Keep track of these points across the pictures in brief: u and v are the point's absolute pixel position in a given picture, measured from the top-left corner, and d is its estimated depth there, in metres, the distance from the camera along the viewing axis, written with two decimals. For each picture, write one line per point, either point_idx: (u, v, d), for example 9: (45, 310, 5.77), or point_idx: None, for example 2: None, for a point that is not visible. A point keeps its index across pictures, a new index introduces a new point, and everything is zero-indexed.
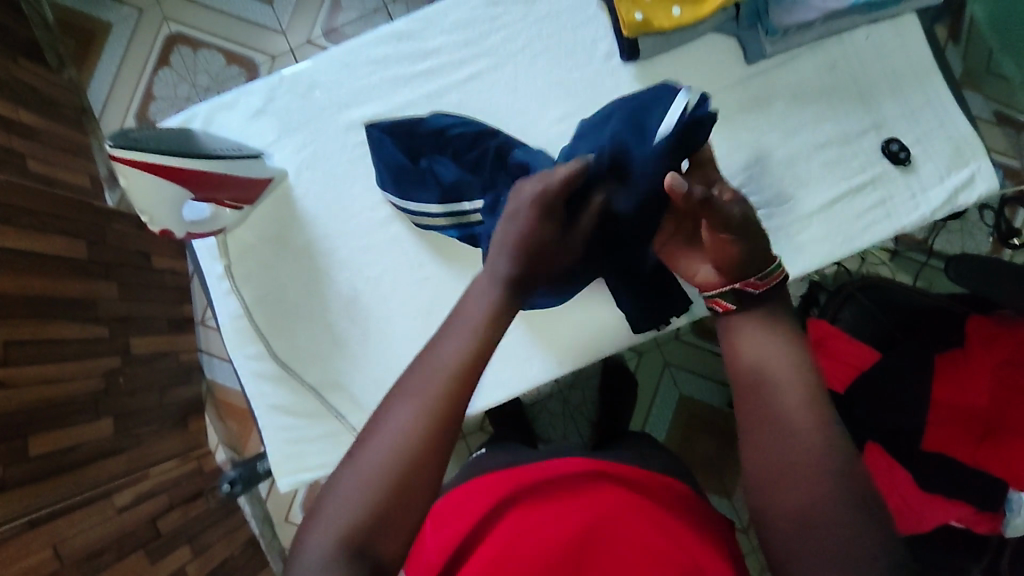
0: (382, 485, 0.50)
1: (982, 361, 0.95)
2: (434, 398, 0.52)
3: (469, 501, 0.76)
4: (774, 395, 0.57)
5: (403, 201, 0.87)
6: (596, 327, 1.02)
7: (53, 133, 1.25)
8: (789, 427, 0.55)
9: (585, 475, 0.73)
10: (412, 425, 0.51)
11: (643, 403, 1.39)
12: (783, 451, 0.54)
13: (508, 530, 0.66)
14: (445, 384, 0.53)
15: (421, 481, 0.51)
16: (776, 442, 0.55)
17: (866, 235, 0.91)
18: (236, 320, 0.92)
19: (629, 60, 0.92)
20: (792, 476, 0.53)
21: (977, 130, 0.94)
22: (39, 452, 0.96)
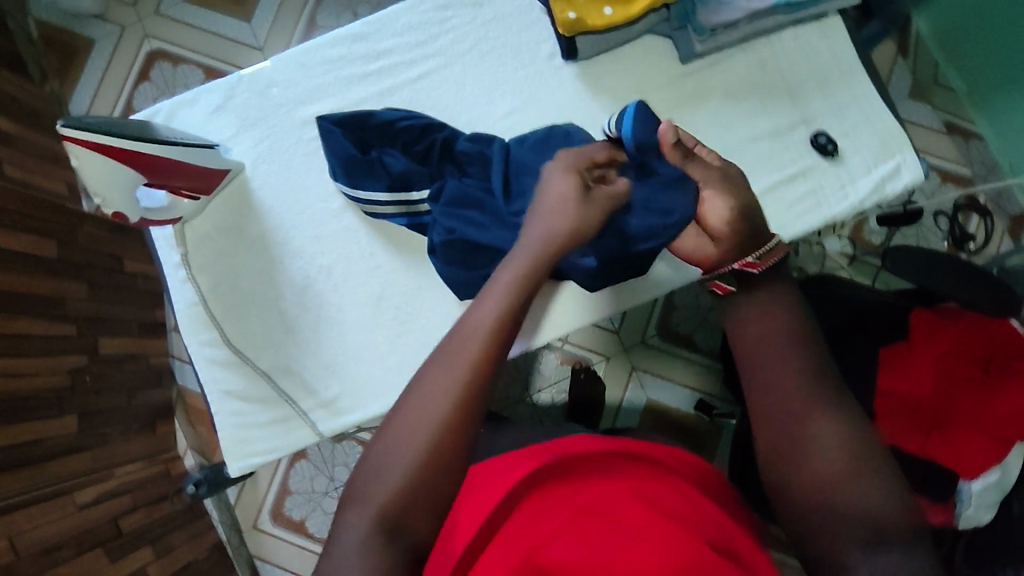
0: (416, 455, 0.55)
1: (926, 352, 0.98)
2: (460, 377, 0.57)
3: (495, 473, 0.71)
4: (805, 405, 0.62)
5: (351, 189, 0.89)
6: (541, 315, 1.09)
7: (28, 140, 1.28)
8: (811, 429, 0.61)
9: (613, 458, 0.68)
10: (441, 396, 0.56)
11: (611, 406, 1.40)
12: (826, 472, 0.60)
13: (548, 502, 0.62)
14: (476, 354, 0.58)
15: (454, 456, 0.56)
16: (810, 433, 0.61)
17: (799, 222, 0.93)
18: (191, 308, 0.94)
19: (569, 60, 0.95)
20: (826, 473, 0.59)
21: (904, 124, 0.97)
22: (2, 444, 0.97)
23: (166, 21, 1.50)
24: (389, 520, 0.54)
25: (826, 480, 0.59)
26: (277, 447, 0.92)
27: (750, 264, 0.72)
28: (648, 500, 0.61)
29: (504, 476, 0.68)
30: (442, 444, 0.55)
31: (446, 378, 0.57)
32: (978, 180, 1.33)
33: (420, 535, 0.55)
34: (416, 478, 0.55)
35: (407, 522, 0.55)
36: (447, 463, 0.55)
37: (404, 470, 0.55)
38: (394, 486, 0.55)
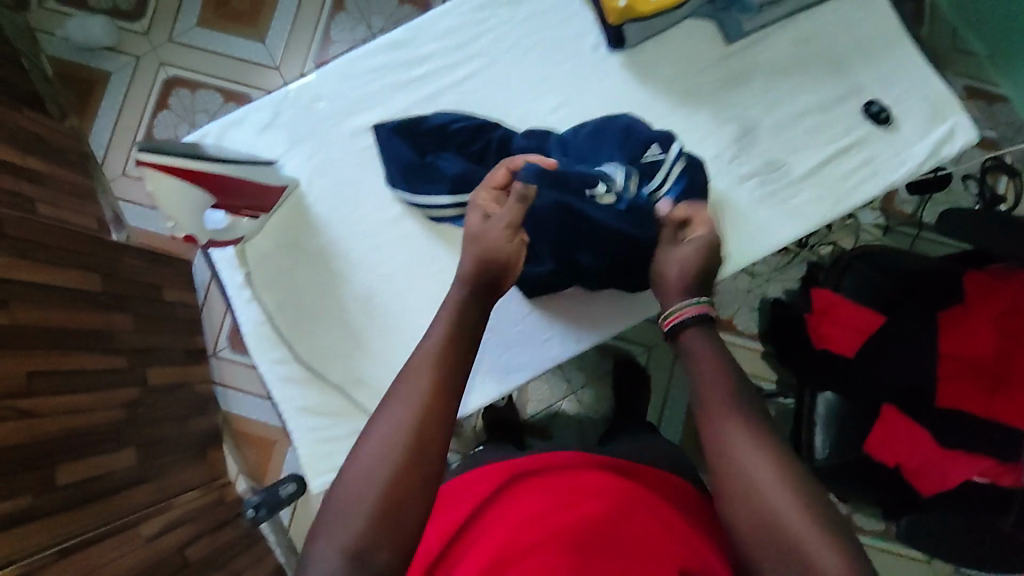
0: (385, 479, 0.59)
1: (982, 314, 0.99)
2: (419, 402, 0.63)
3: (459, 492, 0.77)
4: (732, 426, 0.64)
5: (413, 195, 0.87)
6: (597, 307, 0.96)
7: (57, 177, 1.28)
8: (751, 466, 0.62)
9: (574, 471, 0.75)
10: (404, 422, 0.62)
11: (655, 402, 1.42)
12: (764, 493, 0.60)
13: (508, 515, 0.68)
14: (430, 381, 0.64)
15: (421, 477, 0.60)
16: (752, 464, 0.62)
17: (857, 193, 0.92)
18: (259, 327, 0.90)
19: (615, 49, 0.95)
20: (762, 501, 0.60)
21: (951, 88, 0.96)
22: (69, 481, 0.97)
23: (182, 47, 1.50)
24: (354, 552, 0.56)
25: (764, 510, 0.59)
26: None
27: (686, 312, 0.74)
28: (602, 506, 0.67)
29: (474, 489, 0.76)
30: (404, 476, 0.59)
31: (400, 415, 0.62)
32: (1004, 141, 1.34)
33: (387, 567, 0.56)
34: (381, 510, 0.58)
35: (371, 554, 0.56)
36: (410, 493, 0.59)
37: (368, 505, 0.58)
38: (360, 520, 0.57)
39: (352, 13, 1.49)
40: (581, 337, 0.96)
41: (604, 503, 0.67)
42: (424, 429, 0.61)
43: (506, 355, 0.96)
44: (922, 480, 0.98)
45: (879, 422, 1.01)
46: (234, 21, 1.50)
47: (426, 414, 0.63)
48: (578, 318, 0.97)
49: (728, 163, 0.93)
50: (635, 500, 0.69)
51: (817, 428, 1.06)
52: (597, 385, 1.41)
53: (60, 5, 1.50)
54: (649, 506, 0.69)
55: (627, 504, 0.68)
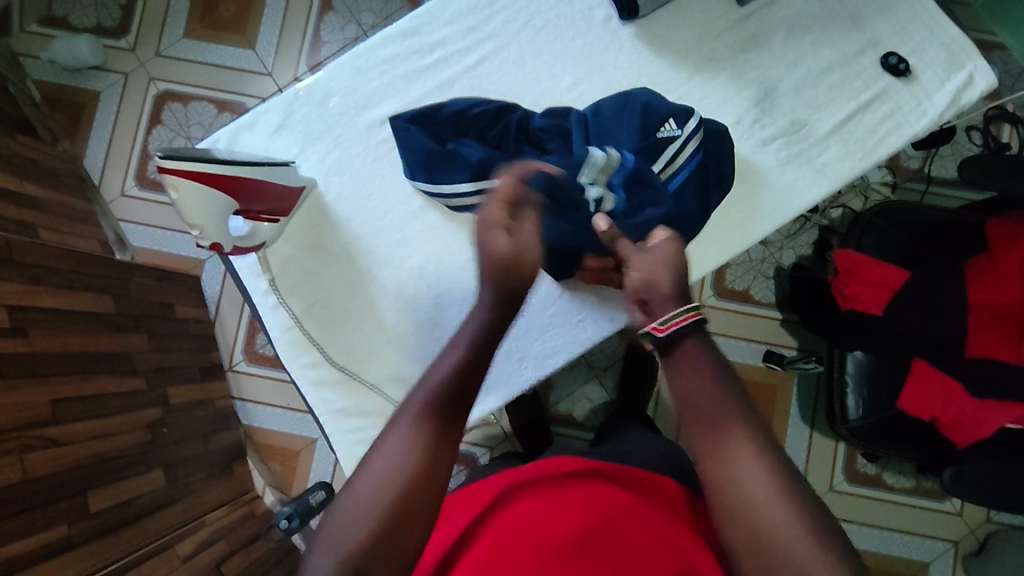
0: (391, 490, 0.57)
1: (1011, 260, 0.98)
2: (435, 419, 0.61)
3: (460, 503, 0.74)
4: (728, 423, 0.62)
5: (434, 185, 0.83)
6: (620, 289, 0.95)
7: (56, 202, 1.26)
8: (738, 470, 0.59)
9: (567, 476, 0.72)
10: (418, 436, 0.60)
11: (671, 420, 1.40)
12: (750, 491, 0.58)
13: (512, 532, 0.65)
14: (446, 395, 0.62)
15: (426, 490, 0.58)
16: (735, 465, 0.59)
17: (881, 148, 0.90)
18: (288, 332, 0.86)
19: (627, 20, 0.90)
20: (747, 505, 0.57)
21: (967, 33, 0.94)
22: (101, 507, 0.95)
23: (171, 61, 1.48)
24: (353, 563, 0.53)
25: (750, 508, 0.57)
26: None
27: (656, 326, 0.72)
28: (591, 523, 0.63)
29: (460, 515, 0.71)
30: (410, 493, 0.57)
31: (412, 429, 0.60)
32: (1005, 89, 1.34)
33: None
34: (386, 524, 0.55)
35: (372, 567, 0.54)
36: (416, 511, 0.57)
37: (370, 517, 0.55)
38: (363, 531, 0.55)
39: (340, 12, 1.47)
40: (614, 315, 0.95)
41: (590, 510, 0.65)
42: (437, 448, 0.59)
43: (543, 339, 0.95)
44: (956, 431, 0.98)
45: (912, 377, 0.99)
46: (221, 29, 1.48)
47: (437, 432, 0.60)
48: (608, 296, 0.95)
49: (751, 126, 0.90)
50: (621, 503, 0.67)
51: (848, 390, 1.05)
52: (617, 367, 1.41)
53: (43, 27, 1.47)
54: (642, 514, 0.65)
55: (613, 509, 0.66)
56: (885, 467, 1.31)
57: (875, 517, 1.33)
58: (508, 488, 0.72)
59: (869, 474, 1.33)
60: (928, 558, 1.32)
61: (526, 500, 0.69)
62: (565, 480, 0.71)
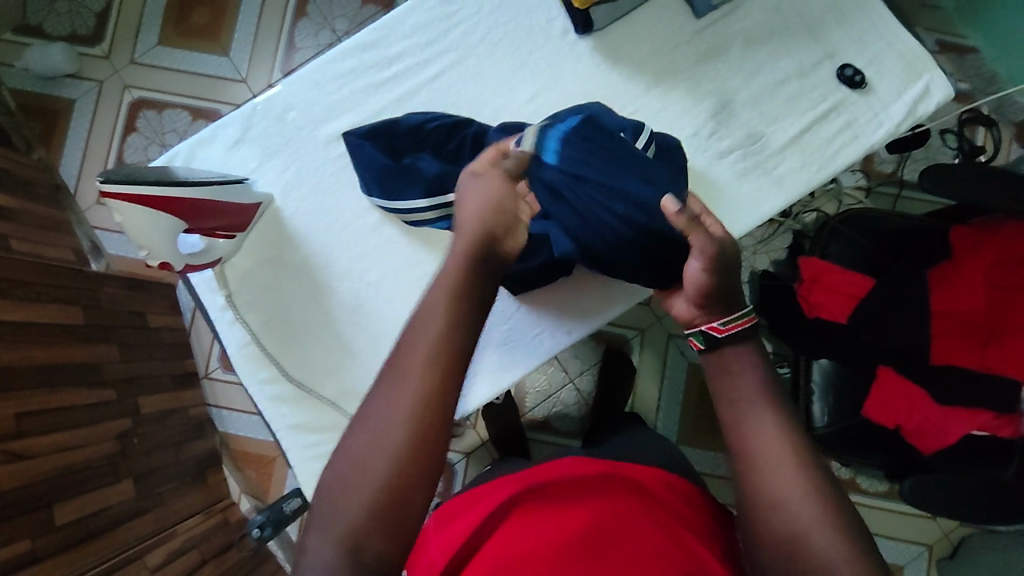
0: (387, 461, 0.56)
1: (974, 267, 0.98)
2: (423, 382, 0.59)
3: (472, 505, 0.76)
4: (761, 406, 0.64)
5: (388, 201, 0.83)
6: (581, 300, 0.96)
7: (28, 212, 1.25)
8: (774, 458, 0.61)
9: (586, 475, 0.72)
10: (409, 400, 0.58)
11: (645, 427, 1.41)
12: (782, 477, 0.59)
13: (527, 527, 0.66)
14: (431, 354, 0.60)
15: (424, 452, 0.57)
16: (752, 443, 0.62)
17: (838, 159, 0.90)
18: (246, 348, 0.87)
19: (583, 34, 0.91)
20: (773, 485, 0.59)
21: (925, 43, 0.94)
22: (66, 521, 0.95)
23: (145, 68, 1.47)
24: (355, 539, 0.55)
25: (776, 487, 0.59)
26: None
27: (715, 326, 0.71)
28: (600, 527, 0.64)
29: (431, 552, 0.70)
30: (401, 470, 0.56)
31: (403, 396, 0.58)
32: (978, 93, 1.34)
33: (382, 559, 0.55)
34: (379, 506, 0.56)
35: (367, 547, 0.55)
36: (408, 487, 0.56)
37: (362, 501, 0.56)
38: (358, 514, 0.55)
39: (314, 18, 1.47)
40: (572, 327, 0.95)
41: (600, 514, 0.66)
42: (429, 415, 0.58)
43: (510, 354, 0.95)
44: (923, 439, 0.98)
45: (877, 386, 1.00)
46: (196, 37, 1.48)
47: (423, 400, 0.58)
48: (571, 308, 0.96)
49: (708, 139, 0.90)
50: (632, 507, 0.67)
51: (814, 398, 1.05)
52: (592, 372, 1.41)
53: (16, 35, 1.47)
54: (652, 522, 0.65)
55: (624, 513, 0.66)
56: (858, 472, 1.31)
57: None
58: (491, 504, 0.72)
59: (844, 478, 1.33)
60: (903, 562, 1.32)
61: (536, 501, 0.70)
62: (555, 486, 0.71)
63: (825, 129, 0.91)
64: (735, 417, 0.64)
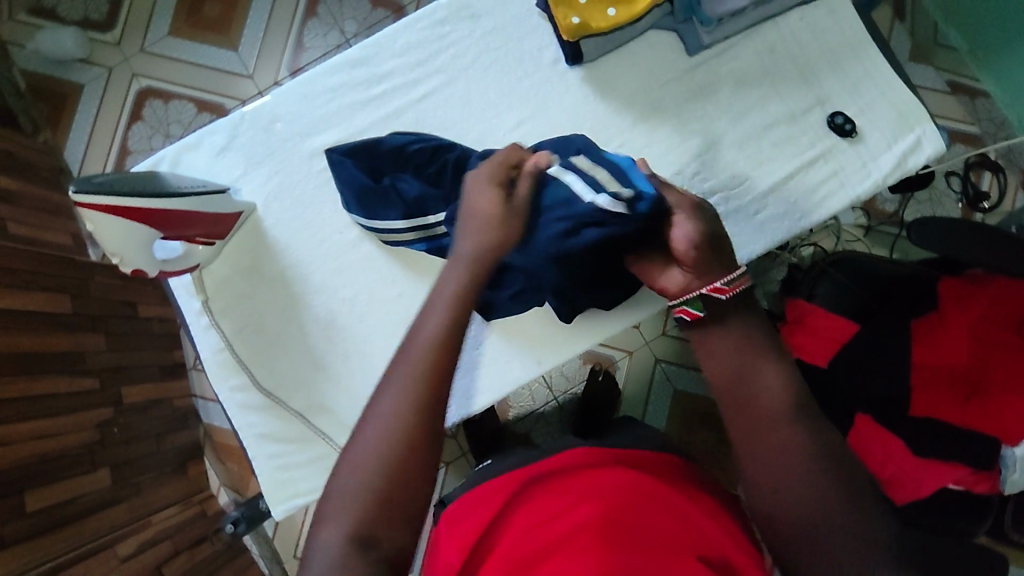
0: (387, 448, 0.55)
1: (959, 321, 0.96)
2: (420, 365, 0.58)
3: (478, 502, 0.74)
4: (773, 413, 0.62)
5: (368, 220, 0.83)
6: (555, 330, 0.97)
7: (30, 195, 1.27)
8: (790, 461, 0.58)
9: (598, 462, 0.72)
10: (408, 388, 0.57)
11: None
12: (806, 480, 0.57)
13: (529, 524, 0.64)
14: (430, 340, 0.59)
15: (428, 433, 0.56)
16: (772, 457, 0.59)
17: (822, 207, 0.89)
18: (219, 354, 0.87)
19: (573, 65, 0.90)
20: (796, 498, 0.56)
21: (920, 95, 0.92)
22: (38, 507, 0.96)
23: (154, 58, 1.49)
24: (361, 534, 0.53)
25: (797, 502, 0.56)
26: (317, 488, 0.85)
27: (717, 288, 0.71)
28: (624, 502, 0.64)
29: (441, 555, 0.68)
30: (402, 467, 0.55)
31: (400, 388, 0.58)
32: (986, 138, 1.32)
33: (390, 557, 0.53)
34: (381, 503, 0.54)
35: (376, 541, 0.53)
36: (409, 484, 0.55)
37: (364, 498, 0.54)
38: (361, 510, 0.54)
39: (323, 19, 1.47)
40: (542, 357, 0.96)
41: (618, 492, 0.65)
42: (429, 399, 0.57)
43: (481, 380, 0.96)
44: (895, 488, 0.95)
45: (853, 435, 0.98)
46: (205, 30, 1.49)
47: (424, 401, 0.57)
48: (538, 337, 0.97)
49: (691, 178, 0.89)
50: (644, 483, 0.67)
51: None
52: (576, 391, 1.40)
53: (31, 17, 1.48)
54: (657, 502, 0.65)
55: (639, 492, 0.66)
56: None
57: None
58: (499, 501, 0.71)
59: None
60: None
61: (541, 498, 0.68)
62: (565, 478, 0.70)
63: (813, 175, 0.90)
64: (743, 432, 0.62)
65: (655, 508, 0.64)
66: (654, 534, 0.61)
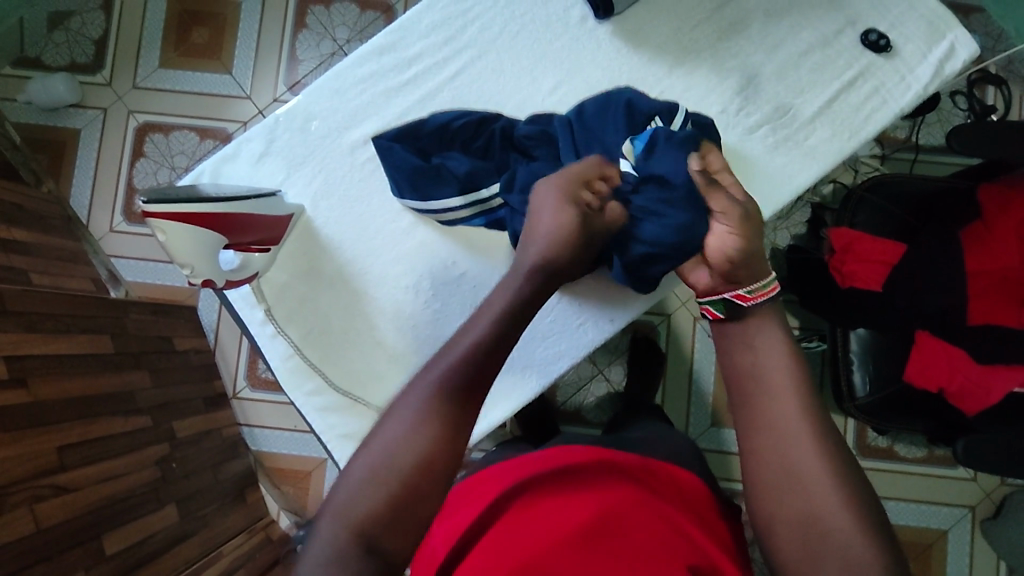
0: (412, 451, 0.56)
1: (1006, 227, 0.97)
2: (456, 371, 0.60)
3: (477, 488, 0.75)
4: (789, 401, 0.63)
5: (424, 202, 0.84)
6: (620, 290, 0.93)
7: (46, 245, 1.24)
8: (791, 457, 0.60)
9: (597, 466, 0.71)
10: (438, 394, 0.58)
11: (680, 409, 1.40)
12: (798, 468, 0.59)
13: (524, 515, 0.66)
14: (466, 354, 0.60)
15: (451, 442, 0.57)
16: (780, 450, 0.60)
17: (868, 125, 0.90)
18: (289, 360, 0.88)
19: (603, 19, 0.90)
20: (790, 479, 0.58)
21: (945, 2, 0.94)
22: (118, 548, 0.94)
23: (149, 93, 1.47)
24: (363, 535, 0.53)
25: (799, 477, 0.58)
26: None
27: (740, 295, 0.72)
28: (605, 514, 0.64)
29: (433, 539, 0.71)
30: (417, 477, 0.56)
31: (430, 392, 0.58)
32: (986, 52, 1.34)
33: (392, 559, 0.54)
34: (389, 514, 0.54)
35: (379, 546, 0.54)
36: (418, 496, 0.55)
37: (369, 504, 0.54)
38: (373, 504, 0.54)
39: (314, 29, 1.46)
40: (613, 315, 0.93)
41: (614, 500, 0.65)
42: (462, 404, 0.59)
43: (560, 348, 0.93)
44: (965, 401, 0.96)
45: (915, 351, 0.98)
46: (196, 57, 1.47)
47: (460, 400, 0.59)
48: (611, 297, 0.93)
49: (736, 115, 0.90)
50: (645, 496, 0.67)
51: (854, 367, 1.05)
52: (622, 361, 1.40)
53: (17, 69, 1.46)
54: (652, 504, 0.66)
55: (631, 506, 0.65)
56: (896, 439, 1.31)
57: (893, 490, 1.33)
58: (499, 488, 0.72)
59: (881, 447, 1.34)
60: (946, 526, 1.32)
61: (542, 495, 0.68)
62: (569, 473, 0.70)
63: (852, 95, 0.91)
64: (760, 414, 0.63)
65: (645, 514, 0.65)
66: (637, 547, 0.61)
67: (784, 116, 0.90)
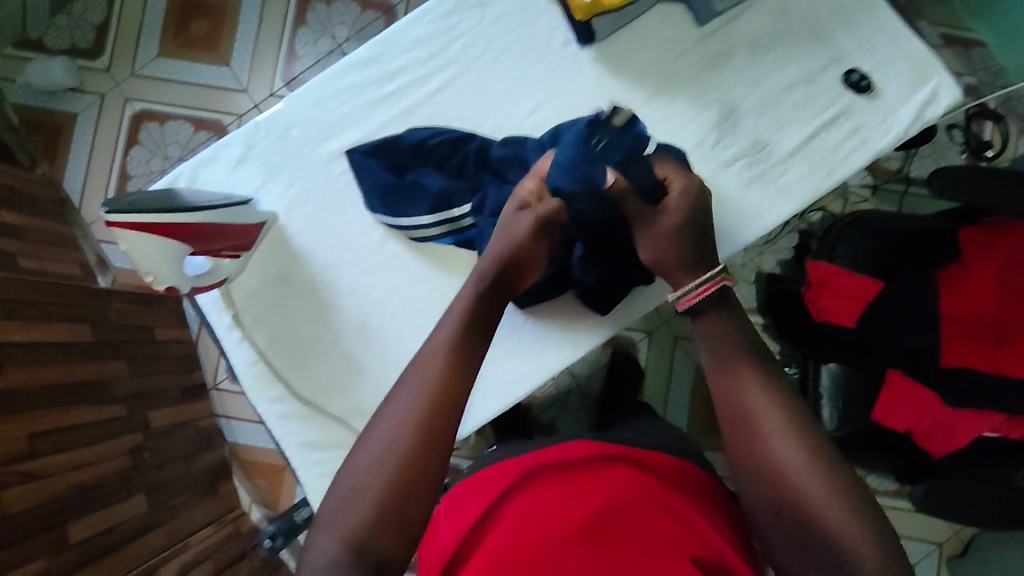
0: (395, 456, 0.59)
1: (983, 269, 0.97)
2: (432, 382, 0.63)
3: (479, 482, 0.74)
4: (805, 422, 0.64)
5: (394, 218, 0.86)
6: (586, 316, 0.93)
7: (36, 229, 1.26)
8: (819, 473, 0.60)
9: (596, 458, 0.71)
10: (416, 404, 0.62)
11: None
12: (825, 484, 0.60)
13: (537, 509, 0.65)
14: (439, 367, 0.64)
15: (430, 448, 0.60)
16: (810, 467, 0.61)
17: (845, 165, 0.90)
18: (254, 366, 0.89)
19: (586, 44, 0.91)
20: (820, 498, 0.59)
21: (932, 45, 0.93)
22: (83, 536, 0.96)
23: (147, 81, 1.47)
24: (355, 541, 0.56)
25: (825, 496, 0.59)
26: None
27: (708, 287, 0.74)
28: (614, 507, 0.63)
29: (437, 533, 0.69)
30: (402, 482, 0.59)
31: (408, 402, 0.62)
32: (984, 88, 1.32)
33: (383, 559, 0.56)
34: (378, 520, 0.57)
35: (372, 547, 0.57)
36: (405, 502, 0.58)
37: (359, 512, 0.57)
38: (364, 513, 0.57)
39: (313, 27, 1.46)
40: (578, 340, 0.93)
41: (620, 491, 0.65)
42: (440, 411, 0.62)
43: (524, 368, 0.93)
44: (933, 441, 0.98)
45: (886, 390, 1.00)
46: (195, 48, 1.48)
47: (435, 407, 0.62)
48: (577, 321, 0.93)
49: (714, 147, 0.90)
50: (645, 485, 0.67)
51: (823, 402, 1.07)
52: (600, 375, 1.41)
53: (18, 50, 1.47)
54: (658, 494, 0.66)
55: (631, 498, 0.65)
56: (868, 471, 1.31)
57: None
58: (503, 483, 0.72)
59: None
60: (913, 560, 1.32)
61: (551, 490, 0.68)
62: (573, 470, 0.70)
63: (831, 133, 0.90)
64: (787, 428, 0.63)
65: (646, 504, 0.64)
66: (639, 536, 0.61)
67: (761, 151, 0.90)
